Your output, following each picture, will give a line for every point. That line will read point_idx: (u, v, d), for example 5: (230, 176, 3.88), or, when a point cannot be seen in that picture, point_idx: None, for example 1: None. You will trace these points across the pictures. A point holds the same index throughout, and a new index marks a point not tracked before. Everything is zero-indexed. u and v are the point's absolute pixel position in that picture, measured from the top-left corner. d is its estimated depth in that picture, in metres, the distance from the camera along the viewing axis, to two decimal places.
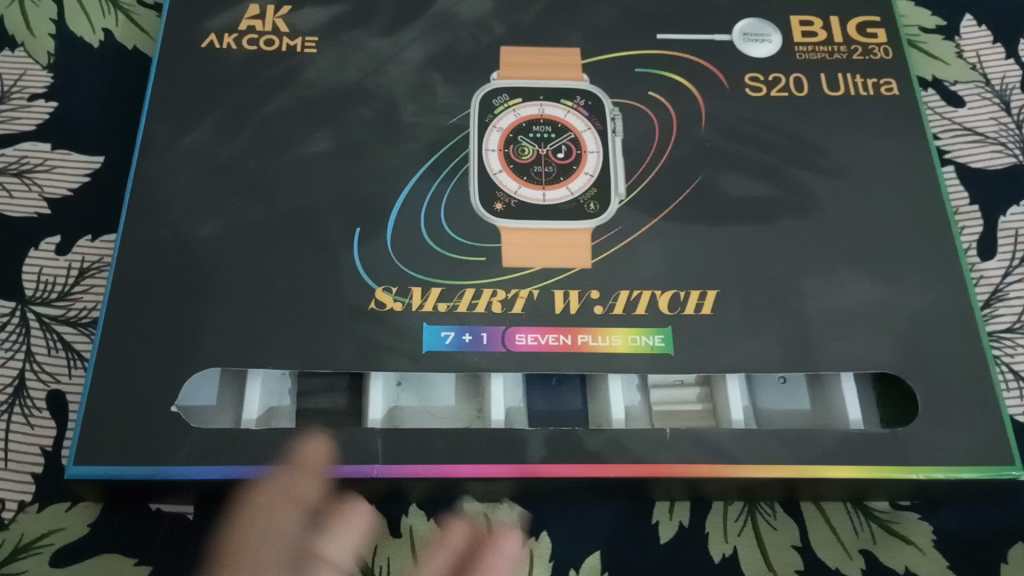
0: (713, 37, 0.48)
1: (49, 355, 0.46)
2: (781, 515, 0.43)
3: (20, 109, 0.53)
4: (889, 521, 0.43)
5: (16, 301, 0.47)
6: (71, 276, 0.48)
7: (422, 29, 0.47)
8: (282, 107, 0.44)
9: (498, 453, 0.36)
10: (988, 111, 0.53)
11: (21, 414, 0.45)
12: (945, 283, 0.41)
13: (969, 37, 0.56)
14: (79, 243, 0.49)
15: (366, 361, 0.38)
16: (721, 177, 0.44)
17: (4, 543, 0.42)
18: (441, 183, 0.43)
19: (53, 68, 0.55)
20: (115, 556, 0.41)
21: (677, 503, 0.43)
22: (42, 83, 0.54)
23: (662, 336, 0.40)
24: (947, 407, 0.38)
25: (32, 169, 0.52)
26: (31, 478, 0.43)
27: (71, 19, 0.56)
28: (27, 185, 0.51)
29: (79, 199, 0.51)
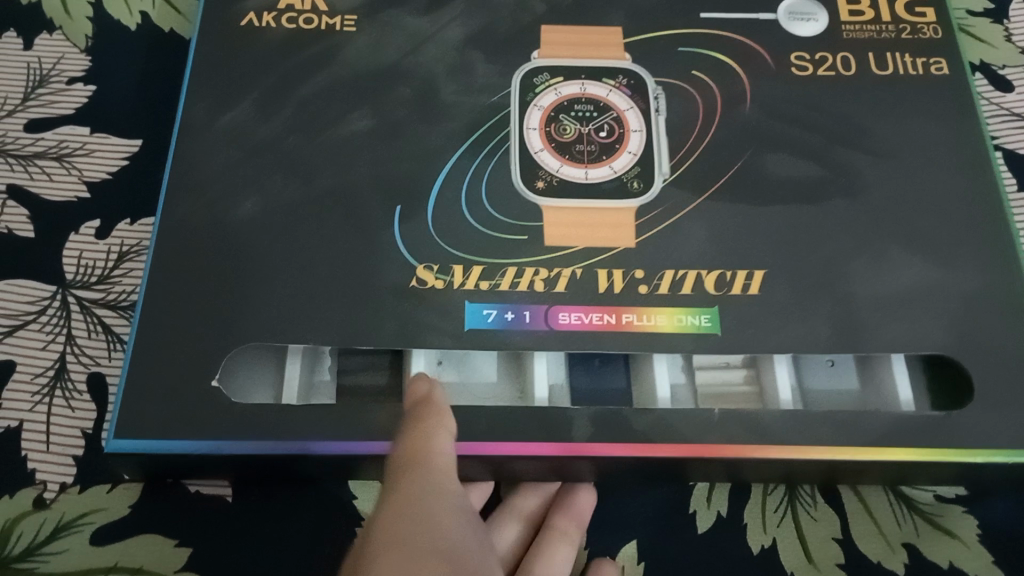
0: (757, 16, 0.47)
1: (88, 338, 0.46)
2: (822, 507, 0.42)
3: (59, 92, 0.53)
4: (932, 514, 0.41)
5: (57, 285, 0.47)
6: (110, 261, 0.48)
7: (461, 9, 0.47)
8: (322, 85, 0.44)
9: (543, 432, 0.36)
10: None
11: (62, 397, 0.44)
12: (1000, 265, 0.40)
13: (1017, 21, 0.55)
14: (118, 227, 0.49)
15: (408, 338, 0.38)
16: (767, 157, 0.43)
17: (46, 521, 0.41)
18: (481, 161, 0.42)
19: (90, 50, 0.55)
20: (157, 537, 0.41)
21: (715, 492, 0.42)
22: (80, 66, 0.54)
23: (709, 316, 0.39)
24: (1004, 391, 0.37)
25: (71, 153, 0.51)
26: (73, 461, 0.43)
27: (108, 2, 0.57)
28: (66, 169, 0.51)
29: (118, 182, 0.51)
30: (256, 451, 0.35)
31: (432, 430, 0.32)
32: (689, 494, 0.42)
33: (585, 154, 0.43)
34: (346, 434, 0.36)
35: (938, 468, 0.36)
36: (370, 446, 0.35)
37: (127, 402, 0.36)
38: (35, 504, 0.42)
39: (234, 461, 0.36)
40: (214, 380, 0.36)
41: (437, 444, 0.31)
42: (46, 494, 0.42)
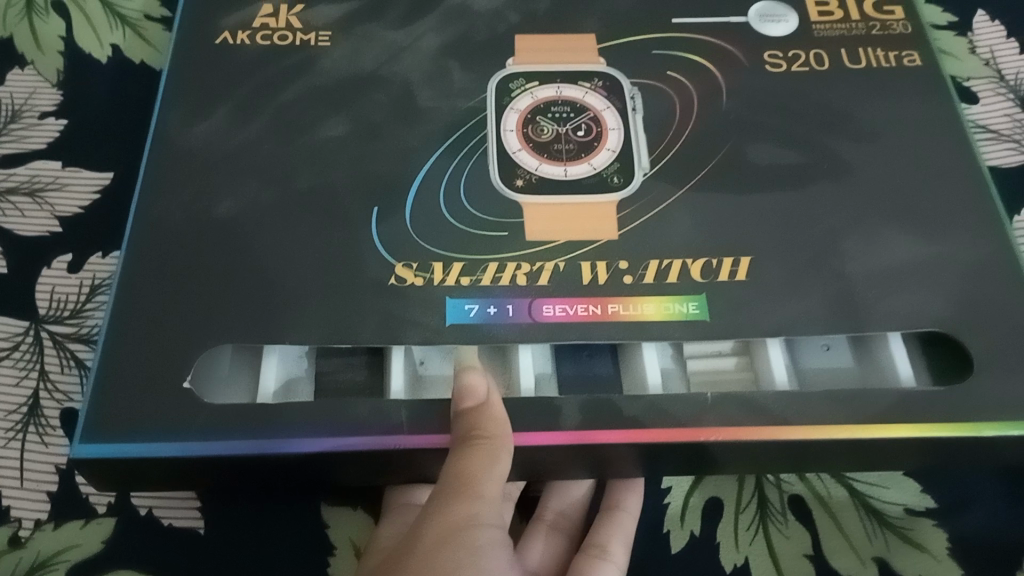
0: (729, 19, 0.47)
1: (62, 374, 0.44)
2: (793, 523, 0.40)
3: (31, 127, 0.51)
4: (903, 528, 0.40)
5: (29, 320, 0.45)
6: (84, 294, 0.46)
7: (436, 21, 0.47)
8: (297, 95, 0.44)
9: (532, 422, 0.34)
10: (1002, 107, 0.51)
11: (36, 433, 0.42)
12: (990, 241, 0.39)
13: (982, 32, 0.54)
14: (90, 260, 0.47)
15: (388, 334, 0.37)
16: (747, 149, 0.43)
17: (22, 560, 0.39)
18: (460, 162, 0.42)
19: (62, 84, 0.53)
20: (132, 572, 0.39)
21: (687, 510, 0.40)
22: (53, 100, 0.52)
23: (696, 303, 0.38)
24: (1005, 362, 0.36)
25: (44, 188, 0.49)
26: (47, 497, 0.41)
27: (81, 36, 0.55)
28: (39, 204, 0.49)
29: (91, 216, 0.48)
30: (231, 452, 0.33)
31: (483, 469, 0.32)
32: (664, 513, 0.40)
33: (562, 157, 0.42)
34: (329, 432, 0.34)
35: (946, 447, 0.35)
36: (351, 443, 0.33)
37: (99, 405, 0.34)
38: (10, 542, 0.39)
39: (206, 464, 0.34)
40: (186, 380, 0.35)
41: (485, 485, 0.32)
42: (21, 532, 0.40)
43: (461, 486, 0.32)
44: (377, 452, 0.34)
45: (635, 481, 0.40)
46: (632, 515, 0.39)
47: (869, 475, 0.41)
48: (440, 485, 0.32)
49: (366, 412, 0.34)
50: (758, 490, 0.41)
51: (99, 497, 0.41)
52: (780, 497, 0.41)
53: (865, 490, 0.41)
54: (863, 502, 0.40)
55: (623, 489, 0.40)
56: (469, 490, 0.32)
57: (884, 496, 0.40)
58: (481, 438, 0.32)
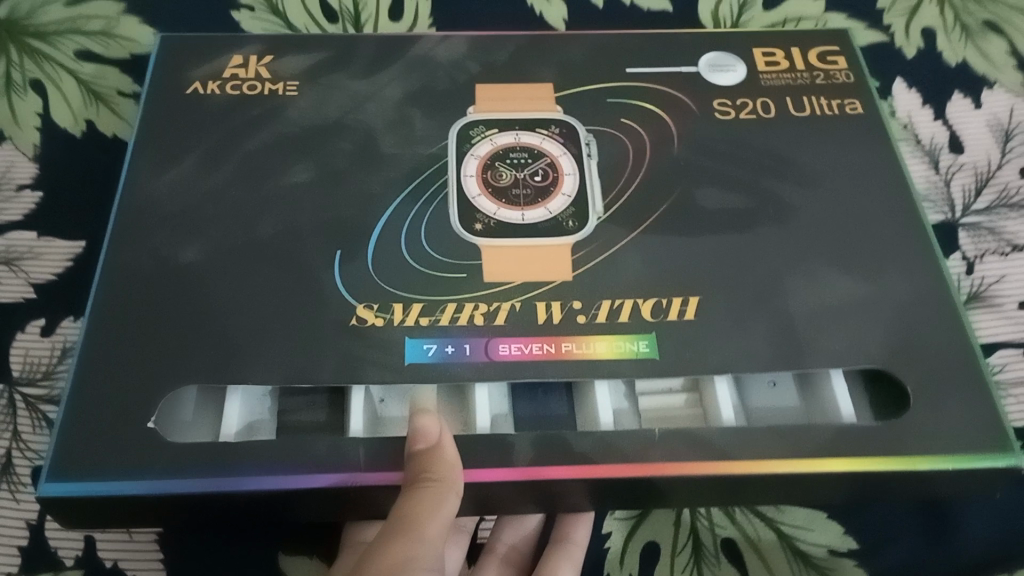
0: (680, 69, 0.50)
1: (34, 435, 0.45)
2: (725, 565, 0.42)
3: (8, 200, 0.52)
4: (826, 569, 0.42)
5: (3, 383, 0.46)
6: (56, 356, 0.47)
7: (399, 71, 0.49)
8: (264, 142, 0.45)
9: (486, 458, 0.35)
10: (919, 172, 0.54)
11: (7, 490, 0.43)
12: (927, 279, 0.41)
13: (901, 99, 0.57)
14: (65, 324, 0.48)
15: (348, 373, 0.38)
16: (696, 193, 0.44)
17: None
18: (421, 207, 0.44)
19: (39, 160, 0.54)
20: None
21: (627, 554, 0.42)
22: (30, 173, 0.53)
23: (646, 342, 0.40)
24: (940, 395, 0.37)
25: (20, 256, 0.50)
26: (18, 551, 0.42)
27: (56, 111, 0.56)
28: (14, 272, 0.50)
29: (67, 281, 0.49)
30: (193, 490, 0.34)
31: (430, 512, 0.33)
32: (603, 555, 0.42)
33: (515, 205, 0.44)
34: (289, 470, 0.35)
35: (882, 479, 0.36)
36: (309, 480, 0.34)
37: (65, 445, 0.35)
38: None
39: (169, 503, 0.35)
40: (151, 420, 0.36)
41: (429, 528, 0.33)
42: None
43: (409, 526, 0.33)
44: (335, 489, 0.35)
45: (585, 516, 0.41)
46: (580, 546, 0.42)
47: (795, 518, 0.43)
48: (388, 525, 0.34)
49: (325, 449, 0.35)
50: (693, 533, 0.43)
51: (66, 551, 0.42)
52: (713, 540, 0.42)
53: (792, 533, 0.43)
54: (790, 544, 0.42)
55: (572, 522, 0.42)
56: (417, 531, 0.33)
57: (810, 538, 0.42)
58: (431, 480, 0.34)
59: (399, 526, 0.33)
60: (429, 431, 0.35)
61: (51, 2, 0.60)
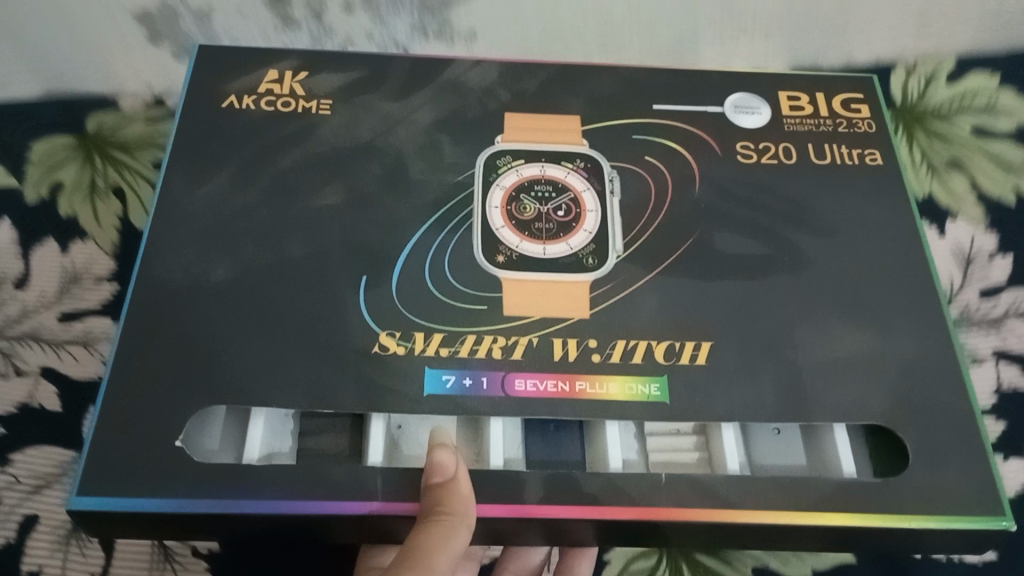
0: (706, 109, 0.50)
1: None
2: None
3: (87, 289, 0.56)
4: None
5: (74, 449, 0.51)
6: None
7: (431, 95, 0.50)
8: (296, 162, 0.46)
9: (498, 494, 0.37)
10: None
11: (77, 548, 0.49)
12: (933, 338, 0.42)
13: None
14: None
15: (369, 401, 0.39)
16: (715, 236, 0.46)
17: None
18: (446, 235, 0.45)
19: (116, 255, 0.57)
20: None
21: None
22: (109, 264, 0.57)
23: (658, 385, 0.41)
24: (939, 456, 0.39)
25: (97, 338, 0.55)
26: None
27: (136, 216, 0.59)
28: (90, 351, 0.54)
29: None
30: (216, 509, 0.36)
31: (441, 543, 0.35)
32: None
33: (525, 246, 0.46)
34: (308, 495, 0.36)
35: (877, 535, 0.37)
36: (327, 507, 0.36)
37: (96, 457, 0.36)
38: None
39: (192, 521, 0.36)
40: (178, 440, 0.37)
41: (439, 559, 0.35)
42: None
43: (420, 555, 0.35)
44: (351, 516, 0.36)
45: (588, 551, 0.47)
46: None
47: None
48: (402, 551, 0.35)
49: (345, 477, 0.37)
50: None
51: None
52: None
53: None
54: None
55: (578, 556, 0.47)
56: (427, 560, 0.35)
57: None
58: (444, 514, 0.35)
59: (412, 554, 0.35)
60: (448, 465, 0.36)
61: (132, 118, 0.62)
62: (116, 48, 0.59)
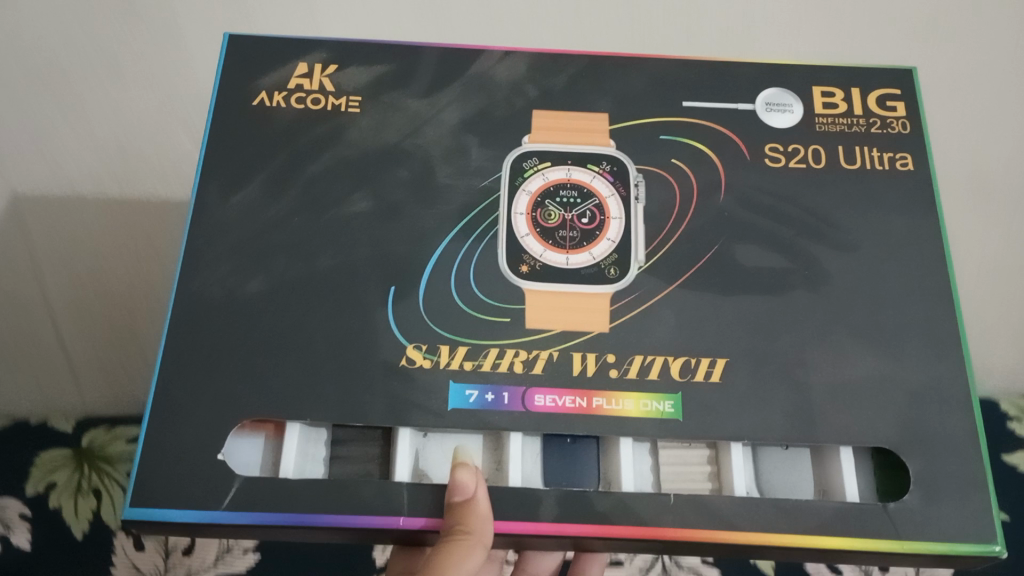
0: (736, 106, 0.50)
1: None
2: None
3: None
4: None
5: None
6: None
7: (459, 91, 0.50)
8: (326, 166, 0.47)
9: (515, 511, 0.40)
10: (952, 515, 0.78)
11: None
12: (946, 363, 0.43)
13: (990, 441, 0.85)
14: None
15: (396, 416, 0.42)
16: (737, 248, 0.46)
17: None
18: (471, 244, 0.46)
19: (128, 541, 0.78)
20: None
21: None
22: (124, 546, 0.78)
23: (672, 402, 0.42)
24: (938, 483, 0.40)
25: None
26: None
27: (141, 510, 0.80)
28: None
29: None
30: (253, 522, 0.39)
31: (460, 556, 0.38)
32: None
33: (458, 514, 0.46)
34: (338, 509, 0.39)
35: (872, 557, 0.40)
36: (354, 520, 0.39)
37: (146, 471, 0.40)
38: None
39: (233, 529, 0.39)
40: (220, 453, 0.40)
41: (459, 567, 0.39)
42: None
43: (442, 564, 0.39)
44: (377, 528, 0.39)
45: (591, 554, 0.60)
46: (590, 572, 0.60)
47: None
48: (430, 556, 0.40)
49: (373, 494, 0.40)
50: None
51: None
52: None
53: None
54: None
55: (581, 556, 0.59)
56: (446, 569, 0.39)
57: None
58: (461, 533, 0.38)
59: (436, 562, 0.39)
60: (467, 485, 0.39)
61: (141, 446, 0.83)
62: (133, 171, 0.73)
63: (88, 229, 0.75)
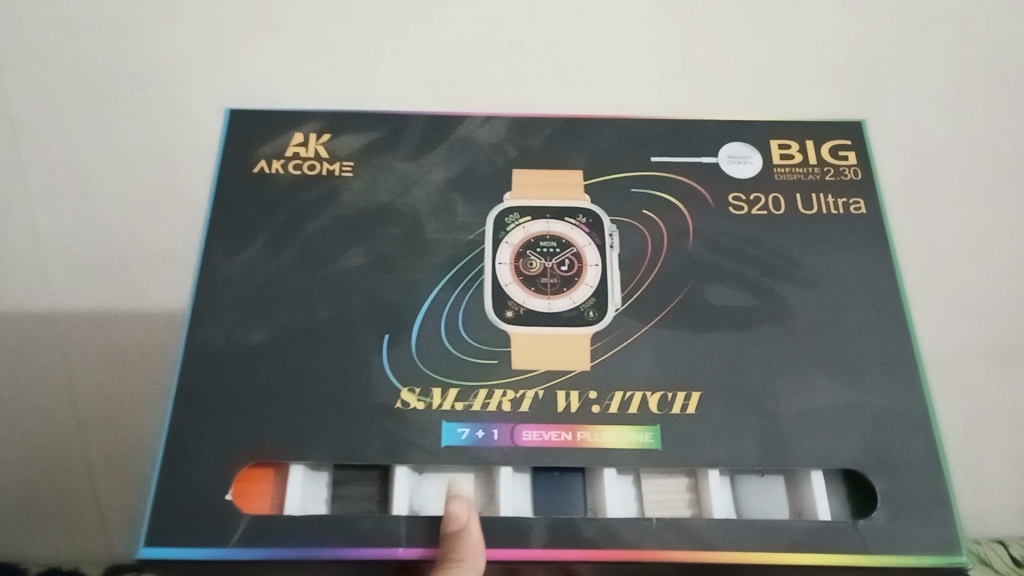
0: (700, 159, 0.54)
1: None
2: None
3: None
4: None
5: None
6: None
7: (444, 154, 0.54)
8: (323, 226, 0.51)
9: (507, 540, 0.42)
10: None
11: None
12: (906, 388, 0.46)
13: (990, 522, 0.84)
14: None
15: (392, 454, 0.44)
16: (707, 288, 0.50)
17: None
18: (459, 292, 0.49)
19: None
20: None
21: None
22: None
23: (651, 433, 0.45)
24: (903, 499, 0.43)
25: None
26: None
27: None
28: None
29: None
30: (261, 556, 0.41)
31: None
32: None
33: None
34: (340, 542, 0.42)
35: (845, 572, 0.42)
36: (356, 552, 0.41)
37: (158, 513, 0.42)
38: None
39: (241, 564, 0.42)
40: (227, 494, 0.43)
41: None
42: None
43: None
44: (376, 559, 0.42)
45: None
46: None
47: None
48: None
49: (374, 528, 0.42)
50: None
51: None
52: None
53: None
54: None
55: None
56: None
57: None
58: (454, 561, 0.40)
59: None
60: (459, 515, 0.42)
61: None
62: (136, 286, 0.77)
63: (91, 354, 0.76)
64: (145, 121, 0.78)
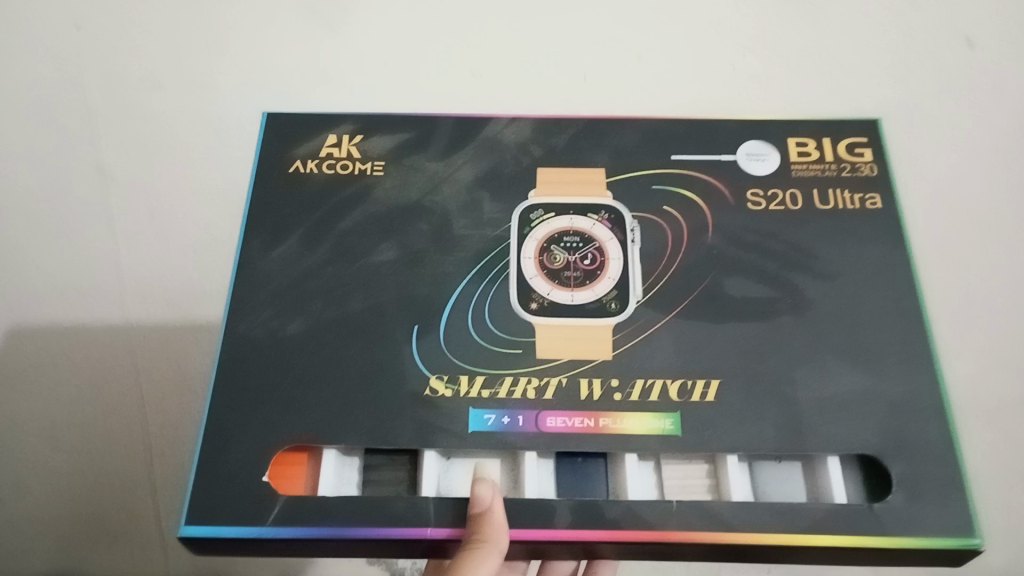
0: (720, 157, 0.56)
1: None
2: None
3: None
4: None
5: None
6: None
7: (471, 153, 0.56)
8: (355, 222, 0.53)
9: (532, 520, 0.44)
10: None
11: None
12: (923, 377, 0.47)
13: None
14: None
15: (422, 439, 0.46)
16: (726, 281, 0.51)
17: None
18: (486, 285, 0.51)
19: None
20: None
21: None
22: None
23: (672, 420, 0.47)
24: (920, 483, 0.44)
25: None
26: None
27: None
28: None
29: None
30: (298, 535, 0.43)
31: (480, 560, 0.42)
32: None
33: (404, 567, 0.76)
34: (372, 521, 0.43)
35: (862, 553, 0.43)
36: (387, 531, 0.43)
37: (199, 492, 0.44)
38: None
39: (279, 542, 0.44)
40: (265, 475, 0.45)
41: (482, 568, 0.43)
42: None
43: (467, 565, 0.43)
44: (407, 538, 0.43)
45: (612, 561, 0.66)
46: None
47: None
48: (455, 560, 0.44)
49: (405, 508, 0.44)
50: None
51: None
52: None
53: None
54: None
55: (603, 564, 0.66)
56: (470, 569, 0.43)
57: None
58: (480, 541, 0.42)
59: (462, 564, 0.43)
60: (485, 496, 0.43)
61: None
62: (174, 302, 0.76)
63: (121, 374, 0.76)
64: (144, 112, 0.79)
